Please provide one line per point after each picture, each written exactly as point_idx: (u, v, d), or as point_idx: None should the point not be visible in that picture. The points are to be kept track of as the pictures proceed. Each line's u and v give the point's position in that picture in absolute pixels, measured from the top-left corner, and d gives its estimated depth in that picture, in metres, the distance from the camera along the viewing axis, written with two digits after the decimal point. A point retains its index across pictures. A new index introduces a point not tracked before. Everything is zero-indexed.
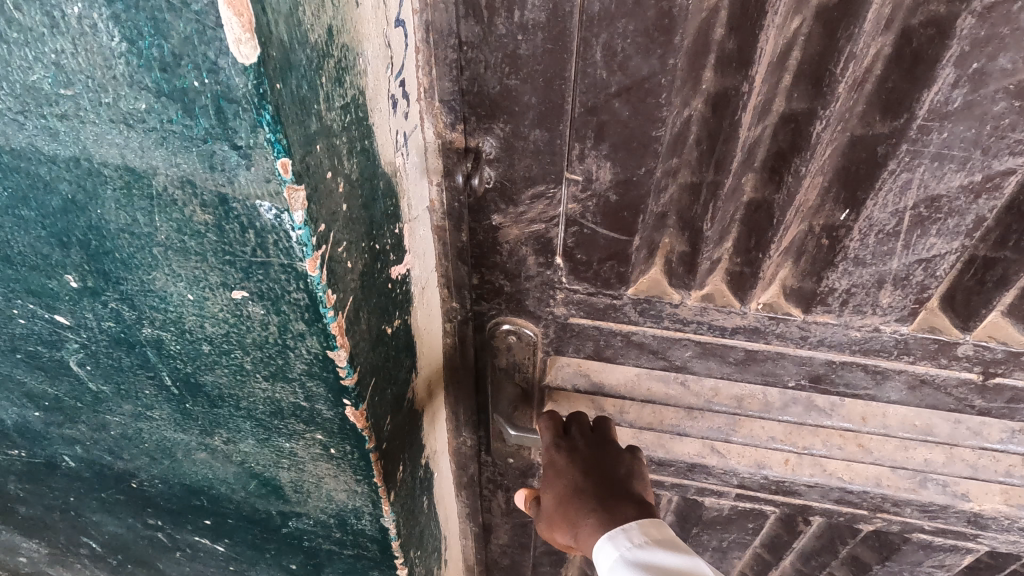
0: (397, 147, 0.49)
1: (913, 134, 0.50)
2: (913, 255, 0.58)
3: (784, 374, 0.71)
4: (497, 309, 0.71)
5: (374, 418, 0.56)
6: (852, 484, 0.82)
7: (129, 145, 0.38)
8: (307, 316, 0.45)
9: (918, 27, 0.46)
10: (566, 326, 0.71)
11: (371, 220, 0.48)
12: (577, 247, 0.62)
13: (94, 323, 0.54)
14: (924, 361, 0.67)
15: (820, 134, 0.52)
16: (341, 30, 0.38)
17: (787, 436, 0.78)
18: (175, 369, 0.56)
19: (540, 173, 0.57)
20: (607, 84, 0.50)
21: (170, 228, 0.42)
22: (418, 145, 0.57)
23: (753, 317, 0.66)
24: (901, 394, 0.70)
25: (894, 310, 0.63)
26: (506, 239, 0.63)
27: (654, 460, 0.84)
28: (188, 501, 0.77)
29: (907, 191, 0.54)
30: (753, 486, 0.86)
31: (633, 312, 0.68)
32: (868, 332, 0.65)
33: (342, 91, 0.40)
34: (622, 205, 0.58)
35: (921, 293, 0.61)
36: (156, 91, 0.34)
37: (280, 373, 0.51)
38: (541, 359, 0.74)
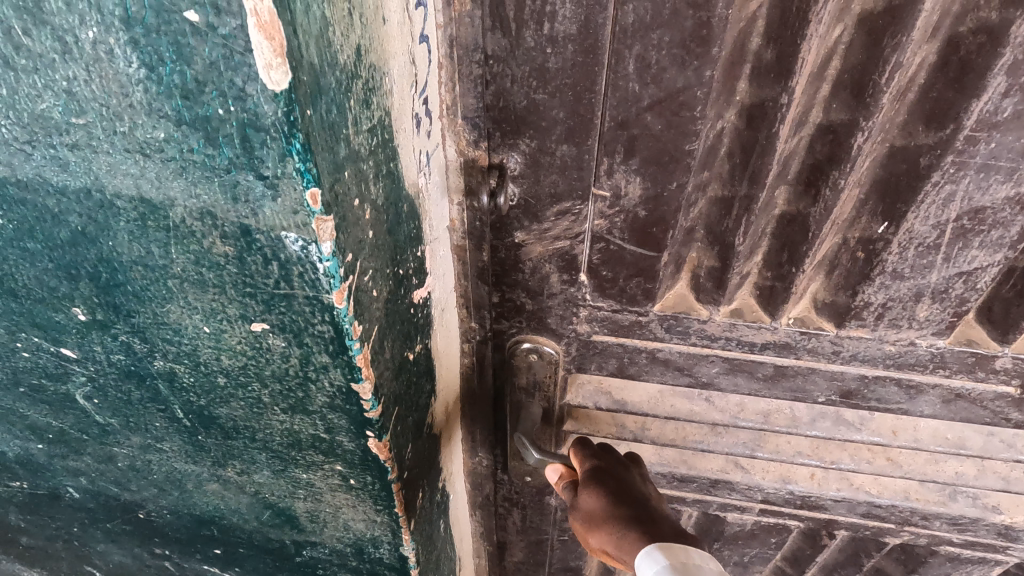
0: (421, 167, 0.47)
1: (959, 144, 0.48)
2: (954, 267, 0.56)
3: (814, 390, 0.69)
4: (517, 328, 0.69)
5: (396, 449, 0.53)
6: (880, 498, 0.80)
7: (146, 175, 0.35)
8: (331, 349, 0.42)
9: (966, 34, 0.44)
10: (589, 343, 0.68)
11: (396, 245, 0.45)
12: (604, 263, 0.60)
13: (103, 355, 0.51)
14: (961, 375, 0.64)
15: (861, 146, 0.50)
16: (370, 49, 0.36)
17: (813, 451, 0.76)
18: (188, 401, 0.53)
19: (566, 188, 0.55)
20: (639, 97, 0.48)
21: (187, 259, 0.40)
22: (439, 164, 0.55)
23: (784, 333, 0.64)
24: (934, 408, 0.68)
25: (931, 323, 0.60)
26: (529, 256, 0.61)
27: (676, 477, 0.82)
28: (198, 532, 0.74)
29: (951, 204, 0.51)
30: (778, 501, 0.83)
31: (659, 329, 0.65)
32: (903, 346, 0.63)
33: (370, 113, 0.37)
34: (651, 220, 0.55)
35: (960, 305, 0.58)
36: (177, 119, 0.32)
37: (300, 406, 0.48)
38: (562, 377, 0.72)
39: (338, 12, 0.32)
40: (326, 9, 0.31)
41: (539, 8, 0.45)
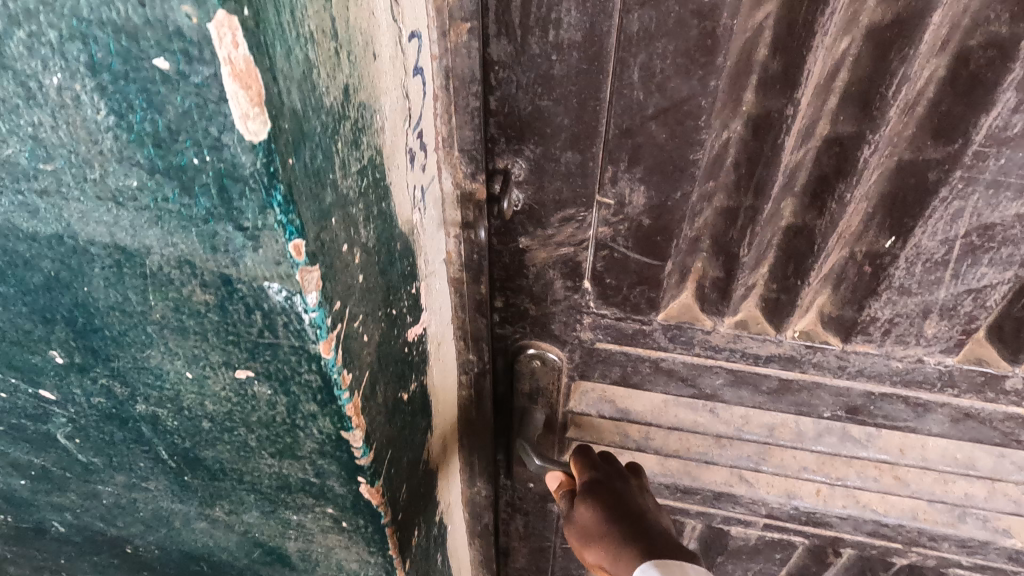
0: (415, 204, 0.45)
1: (968, 160, 0.47)
2: (962, 284, 0.54)
3: (820, 405, 0.67)
4: (520, 333, 0.66)
5: (389, 492, 0.51)
6: (887, 517, 0.78)
7: (120, 223, 0.33)
8: (319, 398, 0.40)
9: (976, 49, 0.42)
10: (592, 350, 0.66)
11: (388, 286, 0.43)
12: (607, 271, 0.58)
13: (83, 398, 0.49)
14: (970, 395, 0.63)
15: (868, 159, 0.48)
16: (360, 90, 0.34)
17: (819, 466, 0.74)
18: (172, 444, 0.51)
19: (570, 196, 0.53)
20: (644, 106, 0.46)
21: (166, 307, 0.38)
22: (436, 198, 0.54)
23: (788, 346, 0.62)
24: (942, 427, 0.66)
25: (939, 341, 0.59)
26: (533, 262, 0.59)
27: (680, 488, 0.80)
28: (187, 566, 0.72)
29: (959, 219, 0.50)
30: (783, 517, 0.81)
31: (663, 338, 0.63)
32: (911, 363, 0.61)
33: (360, 153, 0.35)
34: (655, 228, 0.53)
35: (969, 323, 0.57)
36: (149, 168, 0.30)
37: (288, 452, 0.46)
38: (565, 385, 0.70)
39: (324, 55, 0.30)
40: (311, 51, 0.29)
41: (544, 16, 0.43)
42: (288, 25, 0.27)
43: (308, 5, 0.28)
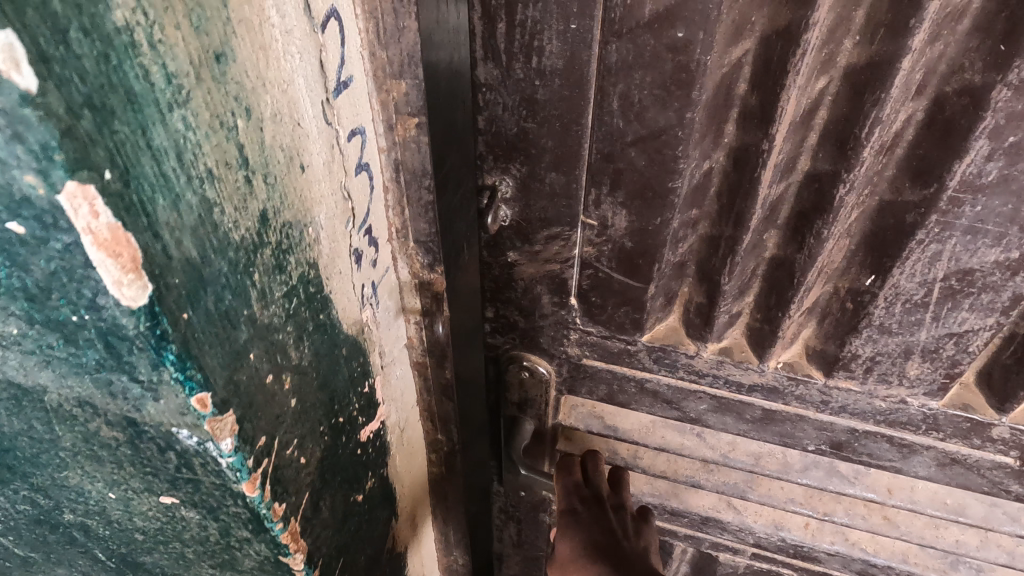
0: (362, 304, 0.52)
1: (944, 205, 0.47)
2: (944, 328, 0.54)
3: (804, 438, 0.66)
4: (510, 344, 0.69)
5: (329, 549, 0.54)
6: (876, 557, 0.76)
7: (17, 368, 0.37)
8: (250, 526, 0.44)
9: (951, 95, 0.44)
10: (579, 366, 0.68)
11: (324, 383, 0.49)
12: (592, 289, 0.60)
13: (10, 505, 0.50)
14: (957, 440, 0.62)
15: (843, 197, 0.49)
16: (296, 153, 0.39)
17: (807, 500, 0.74)
18: (106, 548, 0.52)
19: (555, 215, 0.56)
20: (624, 133, 0.50)
21: (76, 437, 0.41)
22: (394, 287, 0.58)
23: (771, 377, 0.62)
24: (929, 470, 0.65)
25: (922, 382, 0.58)
26: (522, 276, 0.62)
27: (667, 510, 0.79)
28: None
29: (938, 262, 0.50)
30: (770, 547, 0.80)
31: (647, 360, 0.65)
32: (894, 403, 0.60)
33: (285, 276, 0.40)
34: (636, 251, 0.56)
35: (952, 368, 0.56)
36: (31, 318, 0.34)
37: (229, 564, 0.49)
38: (553, 397, 0.72)
39: (229, 186, 0.34)
40: (211, 185, 0.32)
41: (527, 42, 0.47)
42: (179, 169, 0.30)
43: (212, 140, 0.32)
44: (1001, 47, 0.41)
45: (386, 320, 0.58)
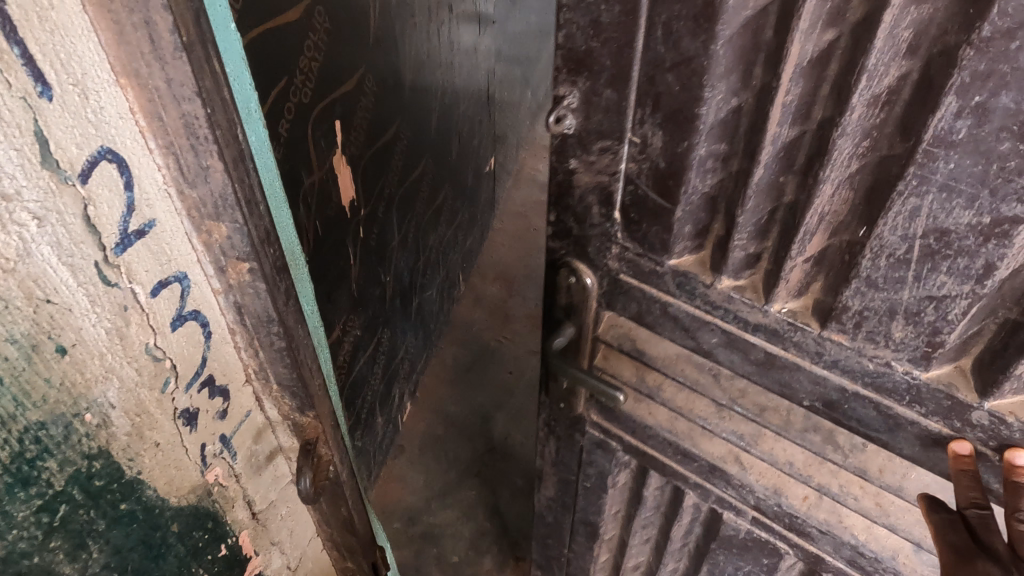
0: (206, 464, 0.68)
1: (920, 157, 0.47)
2: (925, 289, 0.53)
3: (800, 390, 0.64)
4: (564, 250, 0.71)
5: None
6: (865, 546, 0.71)
7: None
8: None
9: (937, 56, 0.44)
10: (616, 282, 0.69)
11: (140, 568, 0.65)
12: (631, 206, 0.63)
13: None
14: (938, 420, 0.58)
15: (841, 145, 0.50)
16: (44, 341, 0.48)
17: (805, 467, 0.70)
18: None
19: (609, 128, 0.59)
20: (662, 59, 0.53)
21: None
22: (260, 422, 0.76)
23: (774, 318, 0.62)
24: (913, 450, 0.61)
25: (906, 347, 0.57)
26: (577, 184, 0.65)
27: (680, 449, 0.78)
28: None
29: (916, 218, 0.50)
30: (769, 512, 0.76)
31: (671, 283, 0.66)
32: (880, 366, 0.59)
33: (35, 479, 0.51)
34: (668, 174, 0.59)
35: (933, 336, 0.54)
36: None
37: None
38: (595, 311, 0.73)
39: None
40: None
41: None
42: None
43: None
44: (970, 11, 0.41)
45: (250, 468, 0.76)
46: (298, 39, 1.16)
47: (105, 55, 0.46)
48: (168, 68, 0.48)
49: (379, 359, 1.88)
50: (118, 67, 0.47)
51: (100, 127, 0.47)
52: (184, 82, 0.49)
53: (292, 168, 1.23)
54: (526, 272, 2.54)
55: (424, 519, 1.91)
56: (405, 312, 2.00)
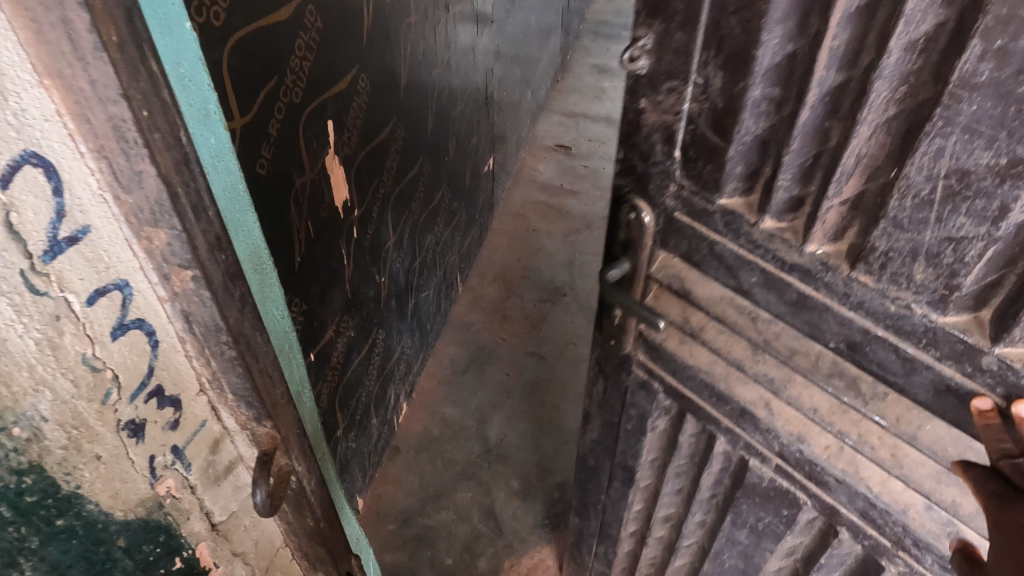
0: (156, 477, 0.63)
1: (946, 100, 0.51)
2: (945, 231, 0.57)
3: (827, 331, 0.69)
4: (630, 187, 0.79)
5: None
6: (877, 497, 0.73)
7: None
8: None
9: (970, 6, 0.47)
10: (670, 219, 0.76)
11: None
12: (690, 145, 0.69)
13: None
14: (951, 365, 0.62)
15: (879, 87, 0.55)
16: None
17: (826, 414, 0.74)
18: None
19: (678, 69, 0.66)
20: (729, 4, 0.59)
21: None
22: (215, 433, 0.71)
23: (807, 260, 0.66)
24: (926, 396, 0.65)
25: (926, 290, 0.60)
26: (646, 123, 0.72)
27: (714, 391, 0.83)
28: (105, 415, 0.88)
29: (940, 158, 0.54)
30: (791, 462, 0.79)
31: (720, 222, 0.71)
32: (901, 309, 0.63)
33: None
34: (726, 113, 0.65)
35: (951, 278, 0.58)
36: None
37: None
38: (649, 249, 0.80)
39: None
40: None
41: None
42: None
43: None
44: None
45: (208, 478, 0.70)
46: (288, 38, 1.13)
47: (26, 55, 0.42)
48: (90, 69, 0.45)
49: (373, 360, 1.89)
50: (40, 65, 0.43)
51: (24, 125, 0.43)
52: (108, 81, 0.46)
53: (282, 169, 1.20)
54: (524, 271, 2.55)
55: (418, 521, 1.92)
56: (400, 311, 2.01)
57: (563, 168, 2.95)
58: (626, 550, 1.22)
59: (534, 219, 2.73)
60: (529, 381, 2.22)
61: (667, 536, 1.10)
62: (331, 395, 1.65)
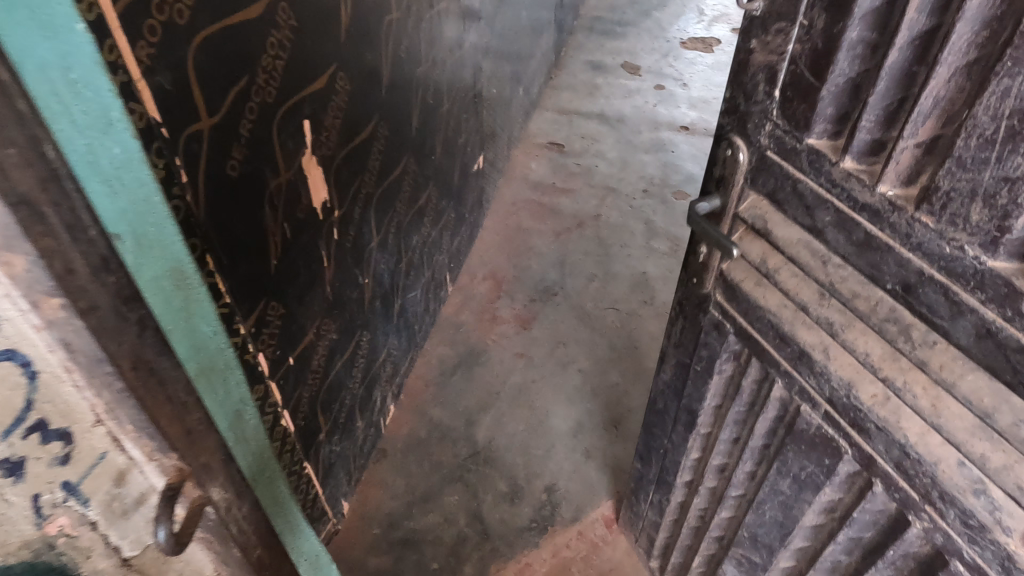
0: (38, 519, 0.43)
1: (1016, 40, 0.54)
2: (1003, 171, 0.60)
3: (886, 272, 0.73)
4: (730, 126, 0.85)
5: None
6: (912, 446, 0.76)
7: None
8: None
9: None
10: (762, 158, 0.81)
11: None
12: (789, 86, 0.74)
13: None
14: (994, 308, 0.64)
15: (961, 28, 0.59)
16: None
17: (879, 359, 0.78)
18: None
19: (788, 11, 0.71)
20: None
21: None
22: (117, 469, 0.44)
23: (878, 199, 0.70)
24: (967, 341, 0.68)
25: (979, 232, 0.63)
26: (754, 63, 0.78)
27: (780, 333, 0.89)
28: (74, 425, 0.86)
29: (1006, 99, 0.57)
30: (839, 408, 0.84)
31: (805, 160, 0.76)
32: (954, 251, 0.66)
33: None
34: (824, 54, 0.69)
35: (1004, 219, 0.61)
36: None
37: None
38: (739, 187, 0.87)
39: None
40: None
41: None
42: None
43: None
44: None
45: (107, 515, 0.46)
46: (260, 38, 1.12)
47: None
48: None
49: (357, 364, 1.86)
50: None
51: None
52: None
53: (254, 170, 1.19)
54: (515, 271, 2.54)
55: (404, 525, 1.89)
56: (385, 314, 1.99)
57: (556, 165, 2.97)
58: (679, 497, 1.34)
59: (526, 216, 2.74)
60: (516, 384, 2.20)
61: (717, 486, 1.21)
62: (312, 398, 1.63)
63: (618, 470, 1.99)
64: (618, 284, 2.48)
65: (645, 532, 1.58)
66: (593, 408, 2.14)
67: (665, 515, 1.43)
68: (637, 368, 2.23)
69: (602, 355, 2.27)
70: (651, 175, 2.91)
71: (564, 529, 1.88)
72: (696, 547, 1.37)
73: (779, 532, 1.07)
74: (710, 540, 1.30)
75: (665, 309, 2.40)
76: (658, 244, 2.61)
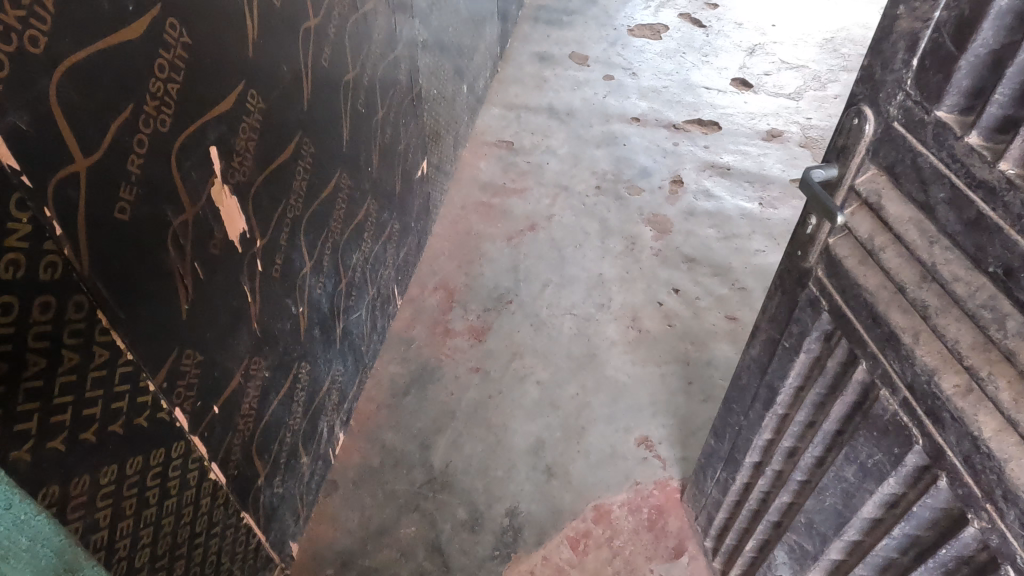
0: None
1: None
2: None
3: (993, 255, 0.68)
4: (861, 95, 0.82)
5: None
6: (987, 439, 0.72)
7: None
8: None
9: None
10: (888, 128, 0.78)
11: None
12: (932, 54, 0.72)
13: None
14: None
15: None
16: None
17: (969, 349, 0.73)
18: None
19: None
20: None
21: None
22: None
23: (997, 177, 0.65)
24: None
25: None
26: (897, 30, 0.75)
27: (873, 314, 0.86)
28: None
29: None
30: (917, 394, 0.81)
31: (929, 134, 0.72)
32: None
33: None
34: (971, 20, 0.66)
35: None
36: None
37: None
38: (858, 159, 0.83)
39: None
40: None
41: None
42: None
43: None
44: None
45: None
46: (143, 54, 0.89)
47: None
48: None
49: (296, 394, 1.61)
50: None
51: None
52: None
53: (151, 206, 0.96)
54: (466, 280, 2.41)
55: (357, 563, 1.71)
56: (326, 340, 1.75)
57: (505, 164, 2.87)
58: (743, 477, 1.37)
59: (477, 220, 2.63)
60: (473, 402, 2.06)
61: (782, 469, 1.22)
62: (245, 442, 1.40)
63: (582, 488, 1.84)
64: (576, 288, 2.38)
65: (706, 510, 1.60)
66: (554, 422, 2.00)
67: (725, 495, 1.46)
68: (598, 376, 2.12)
69: (562, 364, 2.15)
70: (604, 169, 2.84)
71: (527, 556, 1.72)
72: (751, 529, 1.41)
73: (835, 522, 1.06)
74: (766, 523, 1.32)
75: (623, 312, 2.31)
76: (613, 243, 2.54)
